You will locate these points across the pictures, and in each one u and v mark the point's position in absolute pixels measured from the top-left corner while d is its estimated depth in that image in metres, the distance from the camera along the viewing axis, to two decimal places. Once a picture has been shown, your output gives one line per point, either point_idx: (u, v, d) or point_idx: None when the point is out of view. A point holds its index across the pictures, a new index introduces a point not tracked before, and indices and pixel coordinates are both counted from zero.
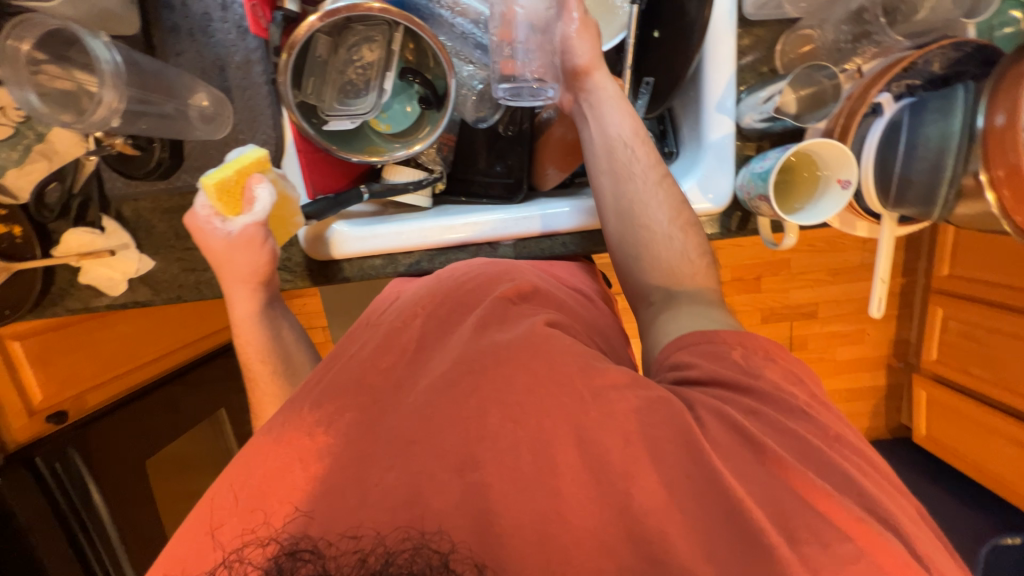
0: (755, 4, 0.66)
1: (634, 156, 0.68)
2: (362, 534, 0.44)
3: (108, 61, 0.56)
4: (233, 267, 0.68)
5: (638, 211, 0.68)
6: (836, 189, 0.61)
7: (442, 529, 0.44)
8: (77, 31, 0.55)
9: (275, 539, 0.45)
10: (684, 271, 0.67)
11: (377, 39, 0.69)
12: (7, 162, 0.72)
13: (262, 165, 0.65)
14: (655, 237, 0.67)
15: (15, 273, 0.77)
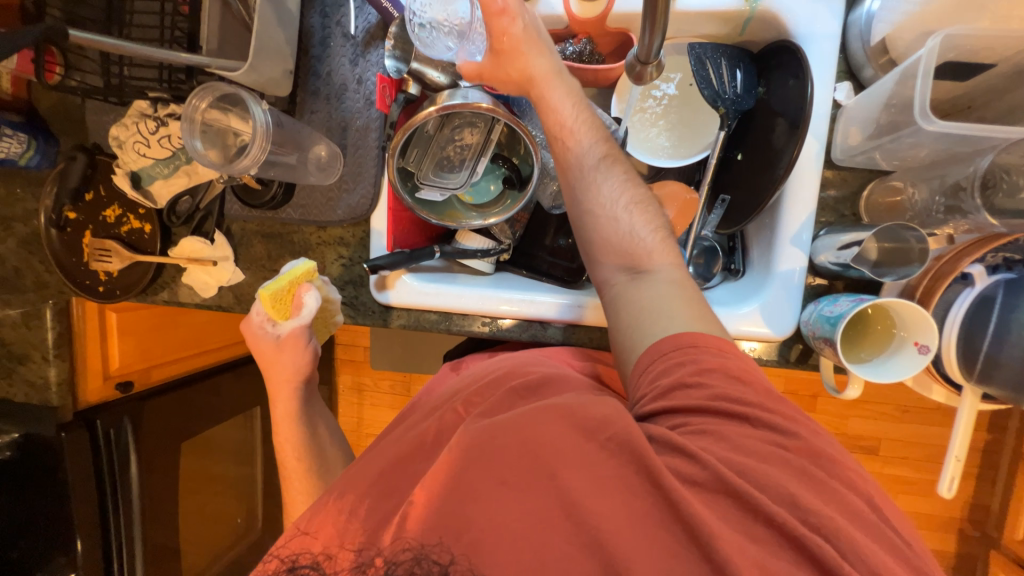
0: (844, 152, 0.67)
1: (576, 136, 0.66)
2: (362, 549, 0.52)
3: (261, 123, 0.67)
4: (280, 366, 0.79)
5: (589, 192, 0.65)
6: (911, 352, 0.58)
7: (441, 543, 0.49)
8: (245, 97, 0.67)
9: (277, 557, 0.55)
10: (643, 244, 0.63)
11: (479, 125, 0.77)
12: (159, 175, 0.85)
13: (309, 275, 0.75)
14: (611, 217, 0.65)
15: (136, 263, 0.91)
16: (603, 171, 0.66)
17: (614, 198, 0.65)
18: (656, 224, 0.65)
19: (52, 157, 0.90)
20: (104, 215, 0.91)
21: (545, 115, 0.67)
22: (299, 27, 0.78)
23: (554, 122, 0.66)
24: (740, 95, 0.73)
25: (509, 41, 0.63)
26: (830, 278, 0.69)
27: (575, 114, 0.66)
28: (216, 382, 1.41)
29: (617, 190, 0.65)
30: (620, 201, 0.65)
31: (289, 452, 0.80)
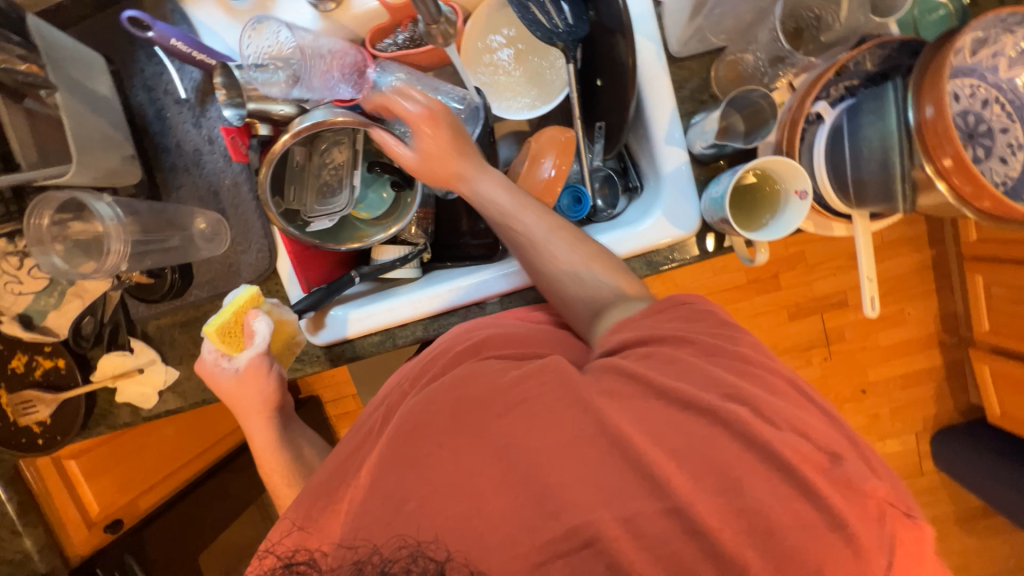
0: (679, 43, 0.69)
1: (506, 206, 0.70)
2: (357, 545, 0.49)
3: (110, 216, 0.66)
4: (246, 401, 0.73)
5: (541, 257, 0.69)
6: (794, 201, 0.61)
7: (437, 539, 0.47)
8: (82, 197, 0.65)
9: (272, 553, 0.54)
10: (581, 266, 0.68)
11: (344, 142, 0.77)
12: (48, 307, 0.81)
13: (254, 299, 0.73)
14: (569, 280, 0.68)
15: (63, 402, 0.86)
16: (524, 213, 0.70)
17: (566, 253, 0.69)
18: (589, 246, 0.69)
19: None
20: (13, 367, 0.86)
21: (477, 202, 0.72)
22: (126, 109, 0.75)
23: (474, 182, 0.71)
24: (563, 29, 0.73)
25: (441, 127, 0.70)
26: (711, 162, 0.72)
27: (502, 187, 0.72)
28: (218, 483, 1.36)
29: (567, 260, 0.68)
30: (546, 231, 0.69)
31: (277, 483, 0.73)
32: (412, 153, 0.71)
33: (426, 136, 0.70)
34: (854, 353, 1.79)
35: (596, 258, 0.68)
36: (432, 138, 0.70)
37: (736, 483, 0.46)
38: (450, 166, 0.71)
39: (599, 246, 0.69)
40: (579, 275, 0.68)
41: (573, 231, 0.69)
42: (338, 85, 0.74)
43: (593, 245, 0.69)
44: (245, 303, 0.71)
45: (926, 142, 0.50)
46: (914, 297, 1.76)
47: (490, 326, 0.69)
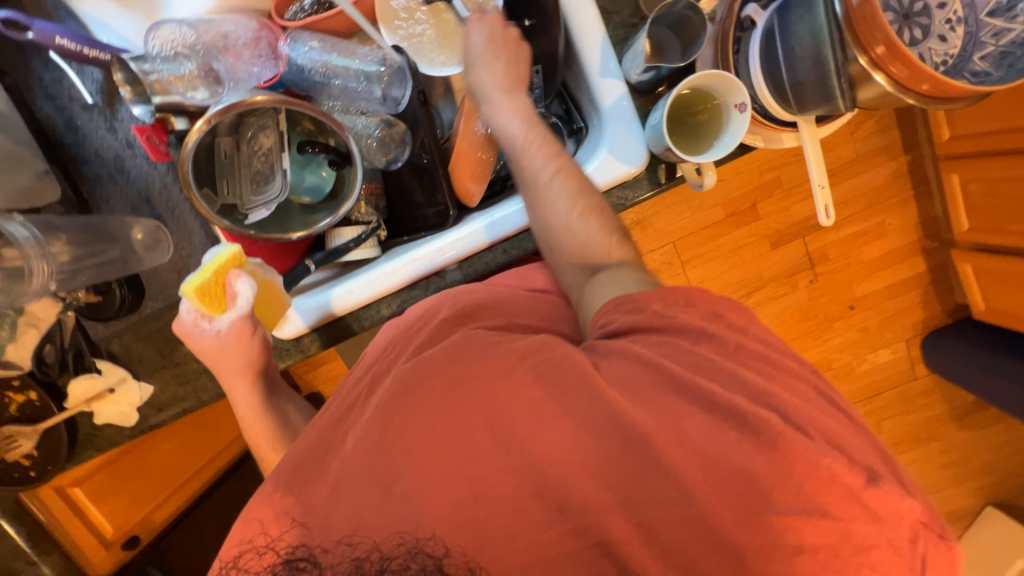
0: None
1: (532, 146, 0.67)
2: (357, 542, 0.46)
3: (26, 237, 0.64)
4: (226, 363, 0.70)
5: (542, 207, 0.66)
6: (735, 115, 0.59)
7: (436, 534, 0.45)
8: None
9: (272, 547, 0.48)
10: (572, 223, 0.65)
11: (269, 125, 0.73)
12: (3, 342, 0.79)
13: (237, 261, 0.64)
14: (573, 229, 0.65)
15: (45, 432, 0.86)
16: (530, 150, 0.67)
17: (568, 208, 0.65)
18: (583, 201, 0.65)
19: None
20: None
21: (501, 132, 0.69)
22: (31, 122, 0.70)
23: (501, 117, 0.69)
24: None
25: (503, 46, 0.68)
26: (653, 90, 0.69)
27: (533, 131, 0.67)
28: (233, 488, 1.38)
29: (568, 207, 0.65)
30: (547, 174, 0.66)
31: (258, 438, 0.75)
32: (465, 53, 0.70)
33: (477, 53, 0.69)
34: (839, 272, 1.79)
35: (590, 216, 0.65)
36: (475, 67, 0.69)
37: (698, 405, 0.47)
38: (474, 80, 0.70)
39: (595, 200, 0.66)
40: (572, 231, 0.65)
41: (579, 185, 0.66)
42: (249, 61, 0.69)
43: (589, 197, 0.66)
44: (226, 264, 0.62)
45: (858, 31, 0.48)
46: (894, 207, 1.75)
47: (470, 291, 0.67)
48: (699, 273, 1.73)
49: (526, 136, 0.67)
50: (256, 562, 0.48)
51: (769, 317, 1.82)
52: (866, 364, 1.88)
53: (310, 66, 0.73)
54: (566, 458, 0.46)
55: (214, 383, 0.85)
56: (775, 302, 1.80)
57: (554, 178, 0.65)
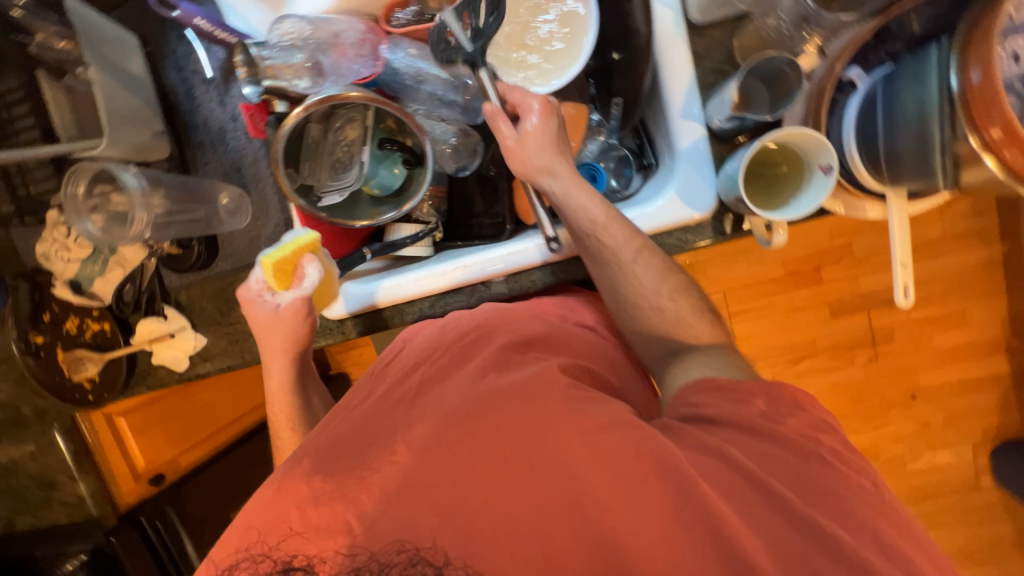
0: (700, 9, 0.64)
1: (614, 235, 0.66)
2: (353, 550, 0.48)
3: (135, 188, 0.74)
4: (272, 339, 0.73)
5: (627, 291, 0.68)
6: (819, 177, 0.57)
7: (436, 543, 0.48)
8: (112, 167, 0.73)
9: (269, 556, 0.50)
10: (658, 301, 0.68)
11: (356, 119, 0.77)
12: (93, 274, 0.88)
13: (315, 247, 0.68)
14: (660, 305, 0.68)
15: (110, 362, 0.94)
16: (611, 234, 0.66)
17: (652, 289, 0.67)
18: (669, 280, 0.68)
19: (3, 293, 0.92)
20: (65, 329, 0.94)
21: (567, 217, 0.68)
22: (158, 87, 0.79)
23: (579, 212, 0.67)
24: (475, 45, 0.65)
25: (526, 145, 0.67)
26: (732, 139, 0.67)
27: (607, 219, 0.66)
28: (252, 451, 1.43)
29: (653, 286, 0.67)
30: (632, 256, 0.66)
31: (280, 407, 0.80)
32: (522, 142, 0.67)
33: (536, 146, 0.67)
34: (903, 355, 1.65)
35: (677, 294, 0.68)
36: (546, 154, 0.67)
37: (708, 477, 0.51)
38: (545, 168, 0.68)
39: (679, 279, 0.68)
40: (659, 310, 0.68)
41: (662, 268, 0.67)
42: (351, 59, 0.74)
43: (675, 276, 0.68)
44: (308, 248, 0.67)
45: (972, 109, 0.46)
46: (979, 296, 1.60)
47: (492, 313, 0.68)
48: (748, 328, 1.65)
49: (602, 225, 0.66)
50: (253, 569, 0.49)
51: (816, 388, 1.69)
52: (922, 462, 1.71)
53: (404, 70, 0.78)
54: (580, 483, 0.49)
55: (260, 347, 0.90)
56: (827, 375, 1.68)
57: (640, 259, 0.66)
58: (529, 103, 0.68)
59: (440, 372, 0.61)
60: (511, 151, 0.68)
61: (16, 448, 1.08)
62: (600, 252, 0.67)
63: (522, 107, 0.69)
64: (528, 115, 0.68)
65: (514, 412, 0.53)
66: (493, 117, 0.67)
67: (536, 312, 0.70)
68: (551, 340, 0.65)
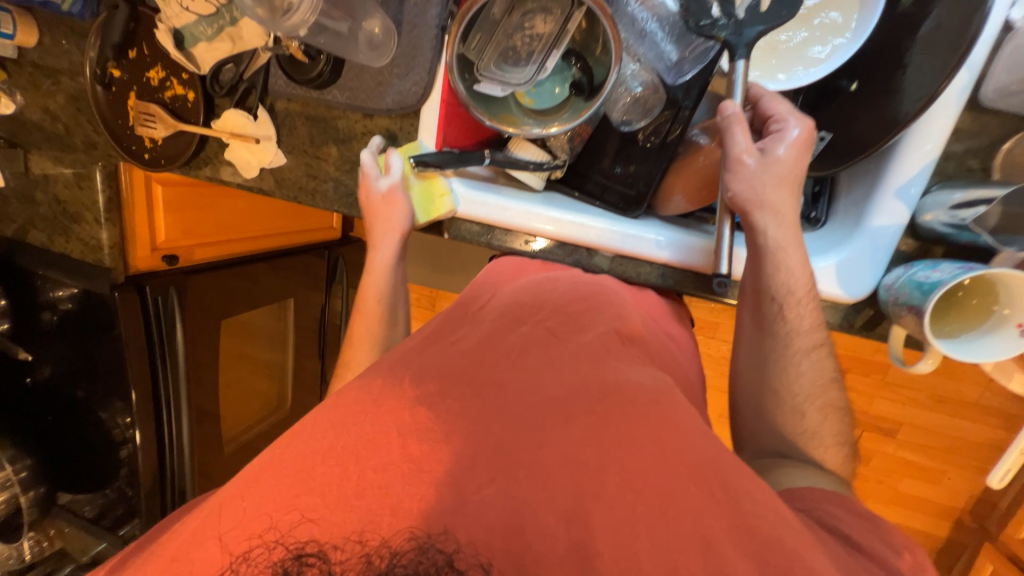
0: (998, 90, 0.55)
1: (801, 313, 0.61)
2: (366, 538, 0.41)
3: None
4: (389, 215, 0.77)
5: (777, 375, 0.63)
6: (1011, 332, 0.52)
7: (449, 529, 0.41)
8: None
9: (281, 543, 0.41)
10: (805, 409, 0.61)
11: (554, 13, 0.66)
12: (202, 36, 0.79)
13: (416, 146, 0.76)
14: (800, 412, 0.62)
15: (179, 132, 0.87)
16: (800, 311, 0.61)
17: (802, 390, 0.62)
18: (825, 394, 0.62)
19: (95, 6, 0.85)
20: (147, 77, 0.86)
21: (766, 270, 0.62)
22: None
23: (782, 270, 0.61)
24: (746, 19, 0.61)
25: (765, 171, 0.60)
26: (926, 242, 0.61)
27: (805, 295, 0.61)
28: (252, 269, 1.35)
29: (804, 387, 0.62)
30: (804, 343, 0.62)
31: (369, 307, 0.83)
32: (765, 163, 0.60)
33: (775, 175, 0.60)
34: (868, 482, 1.70)
35: (828, 413, 0.61)
36: (782, 189, 0.60)
37: None
38: (774, 203, 0.60)
39: (837, 399, 0.62)
40: (800, 416, 0.61)
41: (823, 374, 0.62)
42: None
43: (836, 393, 0.62)
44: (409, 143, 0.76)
45: None
46: (966, 468, 1.62)
47: (603, 291, 0.69)
48: None
49: (797, 297, 0.61)
50: (263, 556, 0.40)
51: None
52: None
53: None
54: None
55: (333, 196, 0.84)
56: None
57: (810, 352, 0.62)
58: (787, 125, 0.60)
59: (540, 336, 0.59)
60: (747, 165, 0.60)
61: (54, 166, 1.03)
62: (778, 319, 0.62)
63: (778, 125, 0.61)
64: (778, 139, 0.60)
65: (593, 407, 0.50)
66: (730, 121, 0.60)
67: (639, 309, 0.70)
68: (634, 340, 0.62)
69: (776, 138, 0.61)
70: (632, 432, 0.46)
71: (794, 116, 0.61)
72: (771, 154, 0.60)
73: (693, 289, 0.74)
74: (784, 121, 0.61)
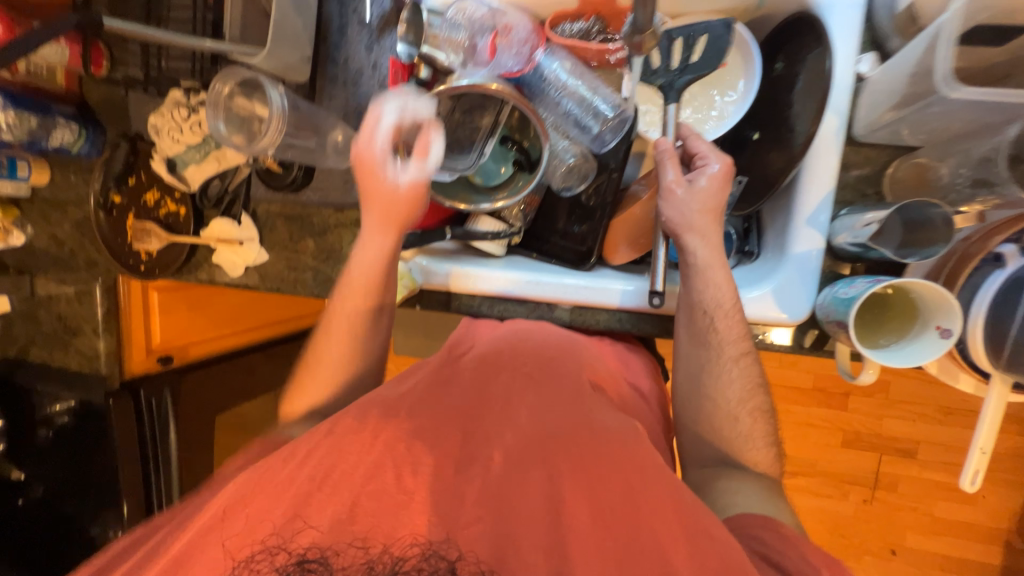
0: (866, 128, 0.62)
1: (729, 325, 0.67)
2: (369, 545, 0.48)
3: (279, 106, 0.72)
4: (387, 202, 0.69)
5: (710, 385, 0.69)
6: (933, 336, 0.55)
7: (449, 537, 0.49)
8: (263, 80, 0.71)
9: (286, 549, 0.48)
10: (738, 413, 0.68)
11: (488, 108, 0.77)
12: (191, 160, 0.90)
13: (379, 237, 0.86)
14: (731, 416, 0.68)
15: (171, 244, 0.96)
16: (730, 323, 0.67)
17: (733, 397, 0.69)
18: (753, 398, 0.69)
19: (100, 146, 0.98)
20: (144, 199, 0.97)
21: (696, 286, 0.68)
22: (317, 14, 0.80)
23: (710, 287, 0.67)
24: (679, 69, 0.69)
25: (692, 200, 0.67)
26: (848, 261, 0.66)
27: (731, 309, 0.67)
28: (248, 361, 1.44)
29: (734, 393, 0.68)
30: (733, 353, 0.68)
31: (340, 340, 0.77)
32: (689, 193, 0.67)
33: (701, 203, 0.67)
34: (899, 511, 1.61)
35: (756, 416, 0.69)
36: (707, 216, 0.67)
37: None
38: (701, 228, 0.67)
39: (763, 402, 0.69)
40: (733, 421, 0.68)
41: (752, 381, 0.69)
42: (508, 54, 0.73)
43: (762, 397, 0.69)
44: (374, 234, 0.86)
45: None
46: (996, 483, 1.55)
47: (568, 342, 0.75)
48: None
49: (725, 311, 0.66)
50: (265, 562, 0.47)
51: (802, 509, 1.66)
52: None
53: (551, 80, 0.76)
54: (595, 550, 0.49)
55: (312, 284, 0.91)
56: (815, 499, 1.65)
57: (740, 361, 0.68)
58: (709, 160, 0.68)
59: (521, 382, 0.66)
60: (672, 195, 0.67)
61: (57, 286, 1.11)
62: (710, 331, 0.68)
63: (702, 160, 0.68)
64: (702, 172, 0.68)
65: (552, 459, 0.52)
66: (663, 155, 0.68)
67: (606, 362, 0.76)
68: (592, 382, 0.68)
69: (699, 172, 0.68)
70: (581, 471, 0.53)
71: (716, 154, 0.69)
72: (695, 185, 0.67)
73: (651, 329, 0.79)
74: (706, 157, 0.68)
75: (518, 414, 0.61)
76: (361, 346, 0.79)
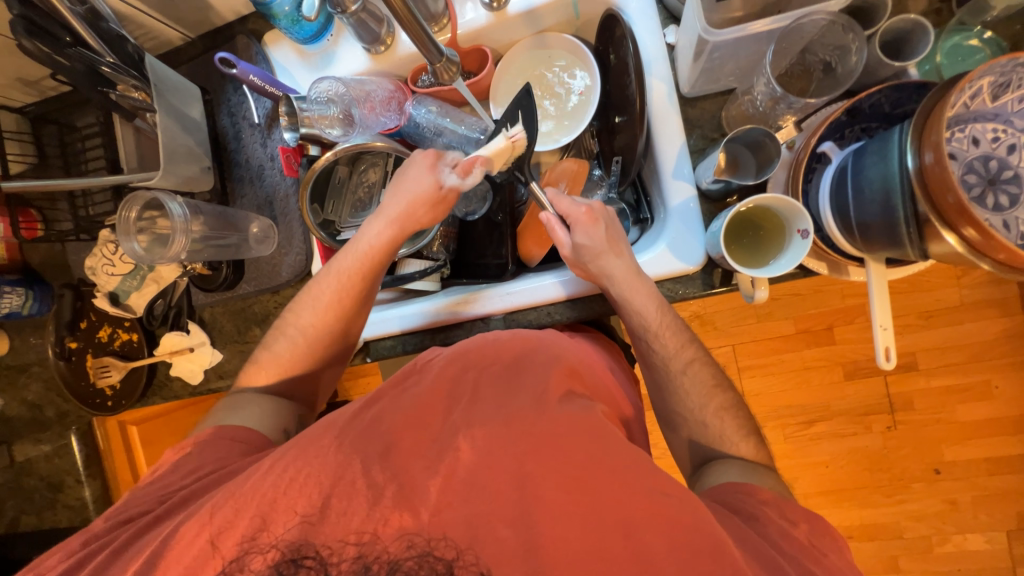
0: (691, 82, 0.70)
1: (662, 343, 0.71)
2: (347, 532, 0.56)
3: (180, 215, 0.78)
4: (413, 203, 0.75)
5: (670, 395, 0.72)
6: (797, 240, 0.60)
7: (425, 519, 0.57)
8: (161, 197, 0.78)
9: (274, 547, 0.56)
10: (706, 408, 0.71)
11: (379, 164, 0.87)
12: (130, 288, 0.95)
13: None
14: (708, 417, 0.70)
15: (131, 371, 1.00)
16: (665, 338, 0.71)
17: (701, 399, 0.71)
18: (713, 398, 0.71)
19: (49, 300, 1.03)
20: (98, 336, 1.01)
21: (626, 318, 0.72)
22: (211, 129, 0.88)
23: (636, 314, 0.71)
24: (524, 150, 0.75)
25: (586, 256, 0.71)
26: (724, 198, 0.72)
27: (660, 329, 0.71)
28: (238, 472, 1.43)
29: (706, 402, 0.71)
30: (680, 363, 0.72)
31: (324, 300, 0.77)
32: (577, 252, 0.72)
33: (591, 251, 0.71)
34: (924, 426, 1.57)
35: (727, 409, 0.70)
36: (601, 260, 0.70)
37: (681, 529, 0.54)
38: (602, 272, 0.71)
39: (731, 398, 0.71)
40: (707, 422, 0.70)
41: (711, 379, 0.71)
42: (381, 113, 0.84)
43: (722, 394, 0.71)
44: None
45: (930, 189, 0.46)
46: (1003, 369, 1.53)
47: (534, 335, 0.77)
48: (756, 385, 1.63)
49: (654, 334, 0.71)
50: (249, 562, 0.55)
51: (831, 455, 1.62)
52: (949, 546, 1.59)
53: (424, 124, 0.87)
54: (540, 526, 0.56)
55: None
56: (840, 441, 1.61)
57: (689, 370, 0.71)
58: (576, 216, 0.72)
59: (487, 379, 0.70)
60: (567, 258, 0.74)
61: (33, 447, 1.12)
62: (651, 350, 0.73)
63: (571, 216, 0.72)
64: (577, 225, 0.72)
65: (497, 456, 0.60)
66: (550, 225, 0.74)
67: (578, 351, 0.76)
68: (561, 373, 0.69)
69: (575, 229, 0.72)
70: (523, 441, 0.60)
71: (578, 210, 0.72)
72: (579, 239, 0.71)
73: (583, 314, 0.83)
74: (576, 217, 0.72)
75: (483, 408, 0.65)
76: (349, 282, 0.76)
